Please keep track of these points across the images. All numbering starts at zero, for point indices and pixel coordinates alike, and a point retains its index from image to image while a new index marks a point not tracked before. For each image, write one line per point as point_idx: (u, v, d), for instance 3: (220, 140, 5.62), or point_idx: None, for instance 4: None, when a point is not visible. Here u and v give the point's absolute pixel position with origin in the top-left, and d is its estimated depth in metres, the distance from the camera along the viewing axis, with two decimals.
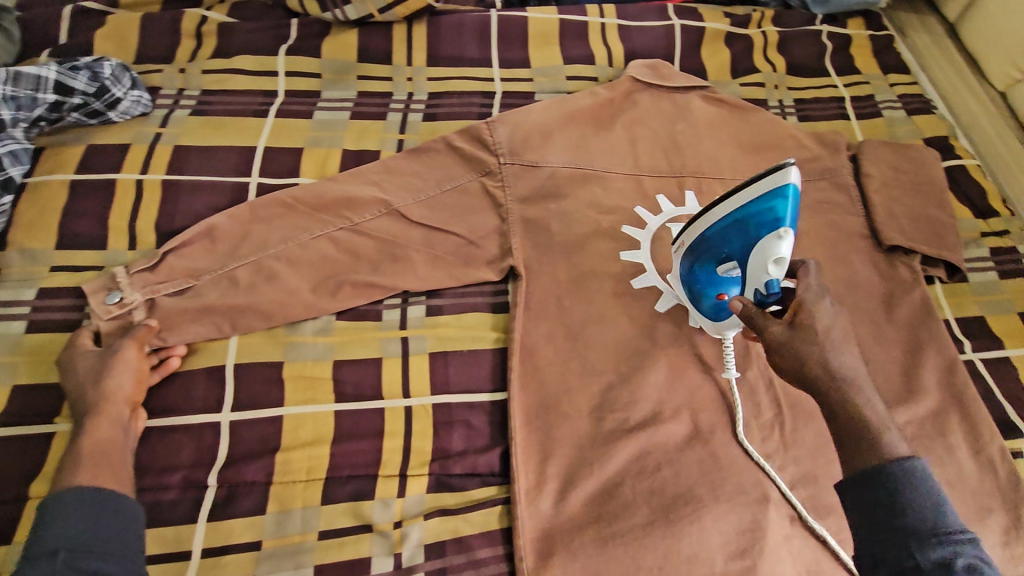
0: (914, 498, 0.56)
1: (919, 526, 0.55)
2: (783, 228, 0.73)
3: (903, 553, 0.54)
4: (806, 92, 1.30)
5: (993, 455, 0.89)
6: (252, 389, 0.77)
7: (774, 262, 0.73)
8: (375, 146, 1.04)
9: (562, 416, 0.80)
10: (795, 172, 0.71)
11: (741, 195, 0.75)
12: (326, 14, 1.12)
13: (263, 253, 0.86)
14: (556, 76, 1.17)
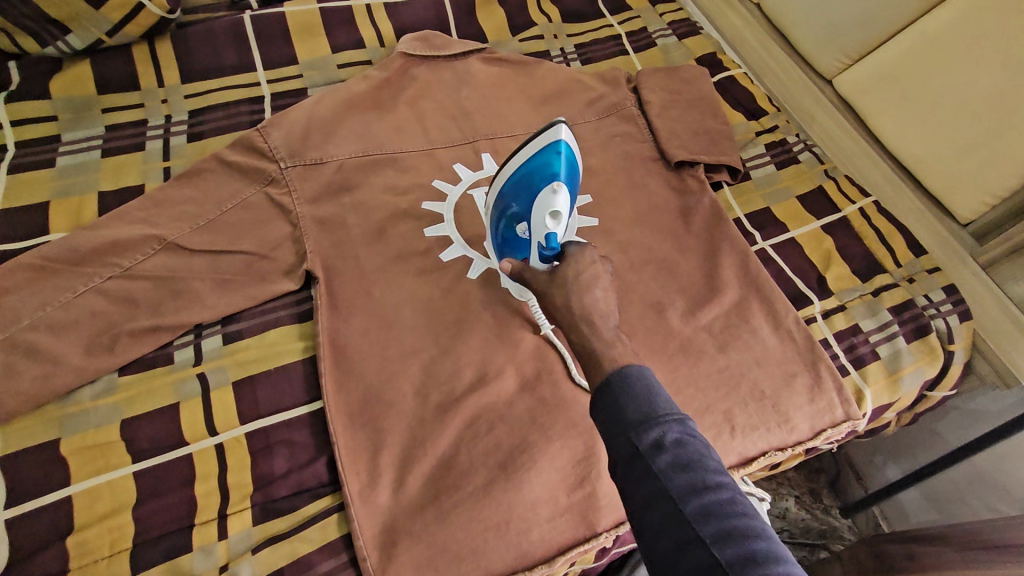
0: (628, 390, 0.54)
1: (637, 417, 0.52)
2: (558, 184, 0.76)
3: (624, 445, 0.51)
4: (584, 36, 1.36)
5: (790, 326, 0.95)
6: (28, 479, 0.68)
7: (550, 216, 0.76)
8: (137, 181, 0.95)
9: (386, 406, 0.78)
10: (565, 130, 0.75)
11: (521, 152, 0.77)
12: (49, 50, 0.99)
13: (14, 326, 0.77)
14: (327, 67, 1.13)
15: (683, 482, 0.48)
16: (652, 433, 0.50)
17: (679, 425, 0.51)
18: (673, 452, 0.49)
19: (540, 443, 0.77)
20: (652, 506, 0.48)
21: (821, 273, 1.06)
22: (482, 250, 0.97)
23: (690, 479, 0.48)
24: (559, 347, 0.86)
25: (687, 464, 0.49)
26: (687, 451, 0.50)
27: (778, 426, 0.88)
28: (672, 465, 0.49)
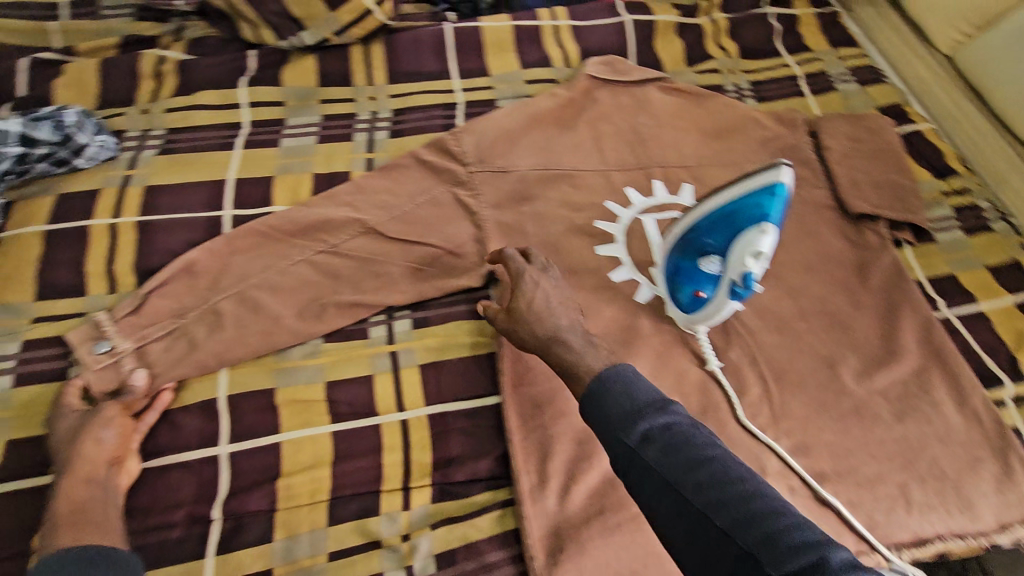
0: (630, 390, 0.64)
1: (621, 418, 0.62)
2: (768, 225, 0.74)
3: (619, 447, 0.61)
4: (760, 74, 1.33)
5: (977, 406, 0.89)
6: (248, 421, 0.78)
7: (753, 256, 0.76)
8: (345, 167, 1.05)
9: (557, 412, 0.82)
10: (786, 171, 0.73)
11: (731, 188, 0.77)
12: (283, 42, 1.13)
13: (243, 285, 0.86)
14: (515, 81, 1.19)
15: (696, 474, 0.58)
16: (645, 427, 0.61)
17: (675, 415, 0.62)
18: (670, 443, 0.60)
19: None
20: (662, 497, 0.58)
21: (1014, 354, 0.98)
22: (649, 274, 0.98)
23: (696, 466, 0.58)
24: (725, 385, 0.88)
25: (692, 457, 0.59)
26: (688, 443, 0.60)
27: (960, 511, 0.83)
28: (678, 457, 0.59)
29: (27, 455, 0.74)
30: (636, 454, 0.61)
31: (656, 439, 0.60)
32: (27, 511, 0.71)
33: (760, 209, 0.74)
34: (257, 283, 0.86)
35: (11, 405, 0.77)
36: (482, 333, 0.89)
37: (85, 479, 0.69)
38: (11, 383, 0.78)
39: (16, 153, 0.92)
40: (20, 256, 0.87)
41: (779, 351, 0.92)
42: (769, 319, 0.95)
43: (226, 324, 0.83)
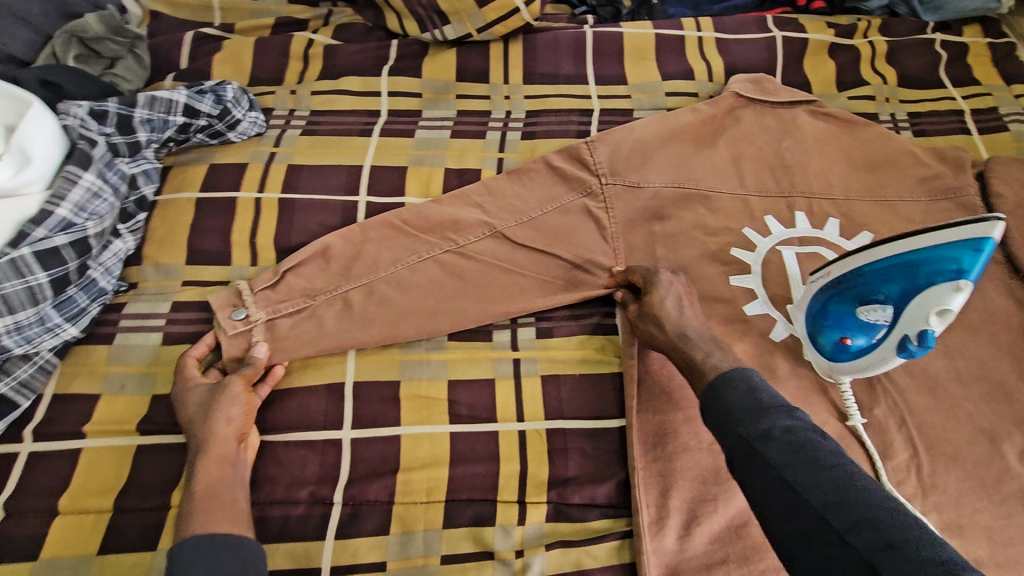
0: (754, 390, 0.63)
1: (746, 411, 0.61)
2: (963, 282, 0.70)
3: (737, 440, 0.60)
4: (920, 105, 1.22)
5: None
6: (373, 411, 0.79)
7: (938, 313, 0.71)
8: (477, 165, 1.04)
9: (683, 445, 0.77)
10: (998, 229, 0.68)
11: (928, 236, 0.70)
12: (425, 35, 1.12)
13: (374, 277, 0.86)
14: (655, 92, 1.15)
15: (816, 475, 0.55)
16: (767, 423, 0.59)
17: (802, 421, 0.59)
18: (796, 443, 0.57)
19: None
20: (777, 493, 0.55)
21: None
22: (785, 310, 0.92)
23: (822, 470, 0.55)
24: (867, 442, 0.81)
25: (817, 459, 0.56)
26: (810, 445, 0.57)
27: None
28: (804, 459, 0.56)
29: (168, 413, 0.77)
30: (757, 449, 0.58)
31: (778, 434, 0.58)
32: (168, 465, 0.74)
33: (960, 266, 0.69)
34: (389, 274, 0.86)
35: (160, 361, 0.80)
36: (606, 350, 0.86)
37: (217, 458, 0.70)
38: (160, 340, 0.82)
39: (179, 122, 0.95)
40: (175, 220, 0.92)
41: (932, 414, 0.84)
42: (919, 377, 0.87)
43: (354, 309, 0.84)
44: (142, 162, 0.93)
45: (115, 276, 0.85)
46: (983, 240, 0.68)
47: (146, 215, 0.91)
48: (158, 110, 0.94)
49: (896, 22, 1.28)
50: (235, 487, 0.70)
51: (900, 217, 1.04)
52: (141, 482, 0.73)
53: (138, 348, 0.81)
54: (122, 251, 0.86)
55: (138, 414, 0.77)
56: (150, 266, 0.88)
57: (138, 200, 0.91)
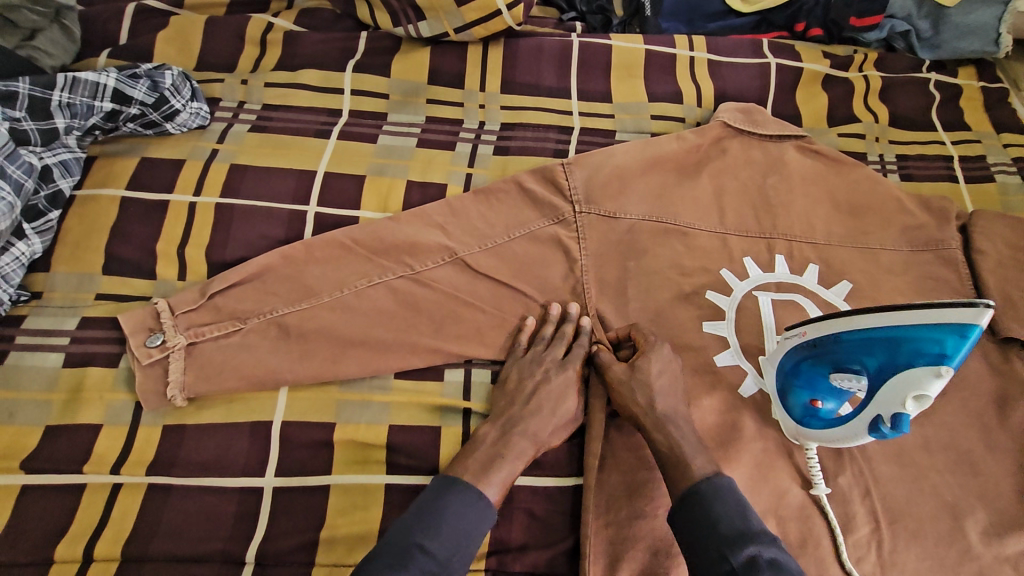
0: (743, 508, 0.63)
1: (732, 533, 0.61)
2: (944, 368, 0.65)
3: (720, 563, 0.59)
4: (910, 147, 1.17)
5: None
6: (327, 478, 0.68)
7: (915, 398, 0.67)
8: (442, 180, 0.96)
9: (636, 510, 0.71)
10: (988, 316, 0.63)
11: (911, 313, 0.66)
12: (398, 30, 1.02)
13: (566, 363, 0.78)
14: (640, 113, 1.08)
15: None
16: (754, 551, 0.60)
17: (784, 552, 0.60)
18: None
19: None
20: None
21: None
22: (757, 362, 0.86)
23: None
24: (830, 515, 0.77)
25: None
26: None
27: None
28: None
29: (62, 448, 0.68)
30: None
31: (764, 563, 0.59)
32: (57, 512, 0.65)
33: (943, 350, 0.64)
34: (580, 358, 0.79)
35: (59, 387, 0.71)
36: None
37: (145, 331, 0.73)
38: (60, 362, 0.73)
39: (107, 109, 0.85)
40: (93, 221, 0.81)
41: (898, 486, 0.79)
42: (886, 444, 0.81)
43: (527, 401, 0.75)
44: (60, 151, 0.83)
45: (13, 284, 0.75)
46: (969, 326, 0.63)
47: (60, 213, 0.81)
48: (81, 94, 0.83)
49: (892, 57, 1.23)
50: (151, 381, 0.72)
51: (881, 267, 0.99)
52: (22, 529, 0.64)
53: (34, 371, 0.72)
54: (26, 255, 0.76)
55: (25, 450, 0.67)
56: (59, 273, 0.78)
57: (51, 195, 0.80)
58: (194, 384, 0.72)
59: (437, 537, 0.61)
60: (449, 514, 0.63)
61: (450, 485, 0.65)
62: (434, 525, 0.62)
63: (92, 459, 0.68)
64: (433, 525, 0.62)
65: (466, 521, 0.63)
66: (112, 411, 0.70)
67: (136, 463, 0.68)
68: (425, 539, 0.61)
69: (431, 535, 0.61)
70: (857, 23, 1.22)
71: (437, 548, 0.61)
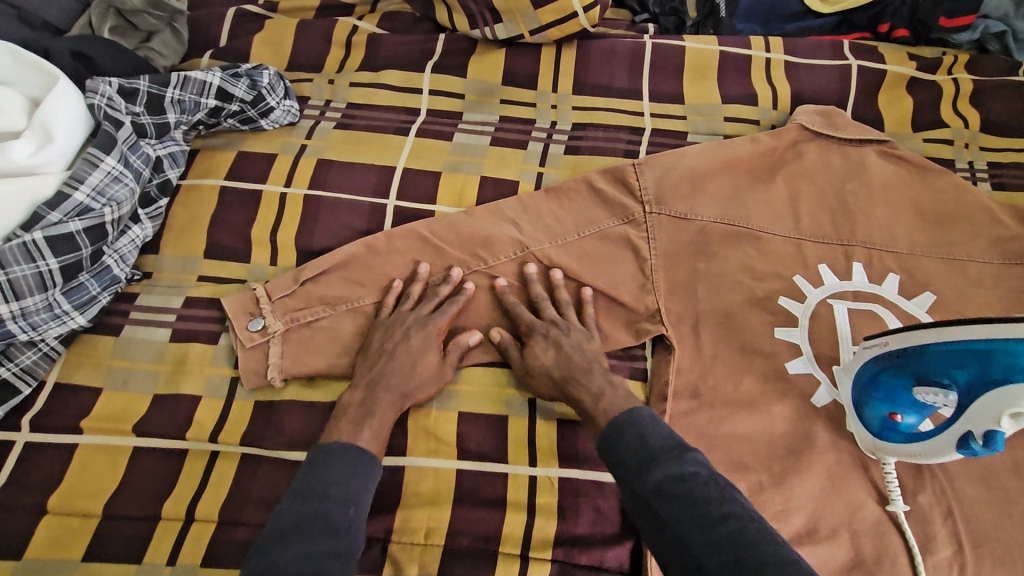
0: (645, 435, 0.65)
1: (636, 462, 0.63)
2: None
3: (632, 494, 0.62)
4: (1004, 155, 1.11)
5: None
6: (383, 400, 0.72)
7: (1011, 416, 0.64)
8: (514, 177, 0.98)
9: None
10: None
11: (1008, 327, 0.63)
12: (475, 33, 1.05)
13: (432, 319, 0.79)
14: (713, 115, 1.07)
15: (705, 526, 0.56)
16: (659, 476, 0.61)
17: (695, 466, 0.61)
18: (687, 494, 0.59)
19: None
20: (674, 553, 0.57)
21: None
22: (831, 372, 0.84)
23: (709, 522, 0.57)
24: (909, 535, 0.74)
25: (710, 515, 0.57)
26: (703, 497, 0.58)
27: None
28: (693, 517, 0.57)
29: (167, 414, 0.74)
30: (650, 505, 0.60)
31: (671, 490, 0.60)
32: (162, 473, 0.71)
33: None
34: (450, 312, 0.80)
35: (166, 359, 0.78)
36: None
37: (248, 314, 0.79)
38: (167, 337, 0.79)
39: (211, 106, 0.92)
40: (197, 208, 0.88)
41: (984, 509, 0.75)
42: (972, 464, 0.78)
43: (414, 353, 0.76)
44: (169, 144, 0.90)
45: (129, 264, 0.82)
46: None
47: (168, 200, 0.88)
48: (189, 92, 0.90)
49: (985, 60, 1.17)
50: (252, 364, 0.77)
51: (968, 280, 0.94)
52: (133, 486, 0.70)
53: (145, 343, 0.78)
54: (140, 238, 0.83)
55: (136, 414, 0.74)
56: (166, 256, 0.85)
57: (161, 184, 0.87)
58: (292, 369, 0.77)
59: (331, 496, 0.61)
60: (335, 473, 0.63)
61: (328, 450, 0.65)
62: (324, 486, 0.61)
63: (193, 426, 0.74)
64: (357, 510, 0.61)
65: (355, 475, 0.64)
66: (211, 384, 0.76)
67: (231, 432, 0.74)
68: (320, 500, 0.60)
69: (355, 517, 0.61)
70: (947, 23, 1.17)
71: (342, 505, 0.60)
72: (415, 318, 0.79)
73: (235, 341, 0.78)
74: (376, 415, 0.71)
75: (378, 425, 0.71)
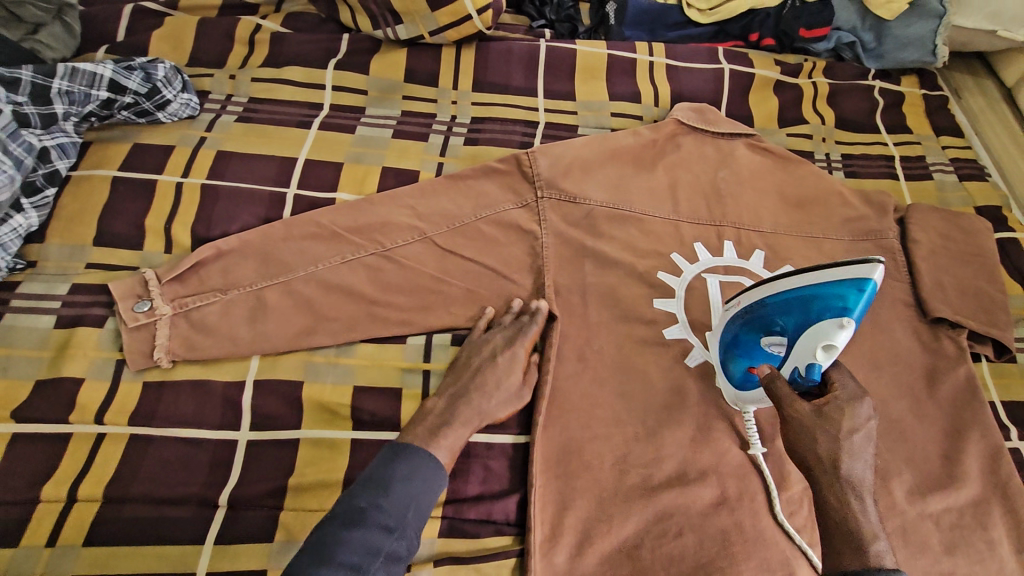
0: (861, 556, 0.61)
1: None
2: (848, 321, 0.71)
3: None
4: (855, 147, 1.26)
5: (1004, 555, 0.86)
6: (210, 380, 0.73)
7: (824, 348, 0.71)
8: (416, 167, 1.03)
9: (584, 465, 0.80)
10: (880, 271, 0.71)
11: (820, 273, 0.73)
12: (377, 32, 1.10)
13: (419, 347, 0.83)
14: (601, 111, 1.16)
15: None
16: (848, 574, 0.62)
17: None
18: None
19: (722, 565, 0.77)
20: None
21: None
22: (703, 337, 0.93)
23: None
24: (767, 474, 0.82)
25: None
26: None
27: None
28: None
29: (49, 398, 0.73)
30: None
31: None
32: (44, 458, 0.70)
33: (845, 303, 0.71)
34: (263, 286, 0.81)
35: (50, 345, 0.77)
36: None
37: (135, 297, 0.79)
38: (52, 324, 0.78)
39: (102, 98, 0.92)
40: (87, 198, 0.88)
41: None
42: None
43: None
44: (57, 135, 0.90)
45: (11, 253, 0.81)
46: (865, 280, 0.71)
47: (56, 191, 0.87)
48: (79, 83, 0.90)
49: (840, 66, 1.33)
50: (142, 349, 0.77)
51: (824, 254, 1.07)
52: (12, 471, 0.69)
53: (27, 330, 0.77)
54: (23, 228, 0.83)
55: (17, 400, 0.73)
56: (53, 244, 0.84)
57: (48, 174, 0.87)
58: (179, 349, 0.78)
59: (390, 494, 0.67)
60: (397, 473, 0.69)
61: (402, 447, 0.71)
62: (387, 489, 0.67)
63: (77, 409, 0.73)
64: (412, 514, 0.67)
65: (416, 475, 0.69)
66: (96, 367, 0.76)
67: (118, 414, 0.74)
68: (376, 500, 0.66)
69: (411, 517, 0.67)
70: (806, 35, 1.32)
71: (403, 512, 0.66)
72: (258, 299, 0.82)
73: (123, 331, 0.78)
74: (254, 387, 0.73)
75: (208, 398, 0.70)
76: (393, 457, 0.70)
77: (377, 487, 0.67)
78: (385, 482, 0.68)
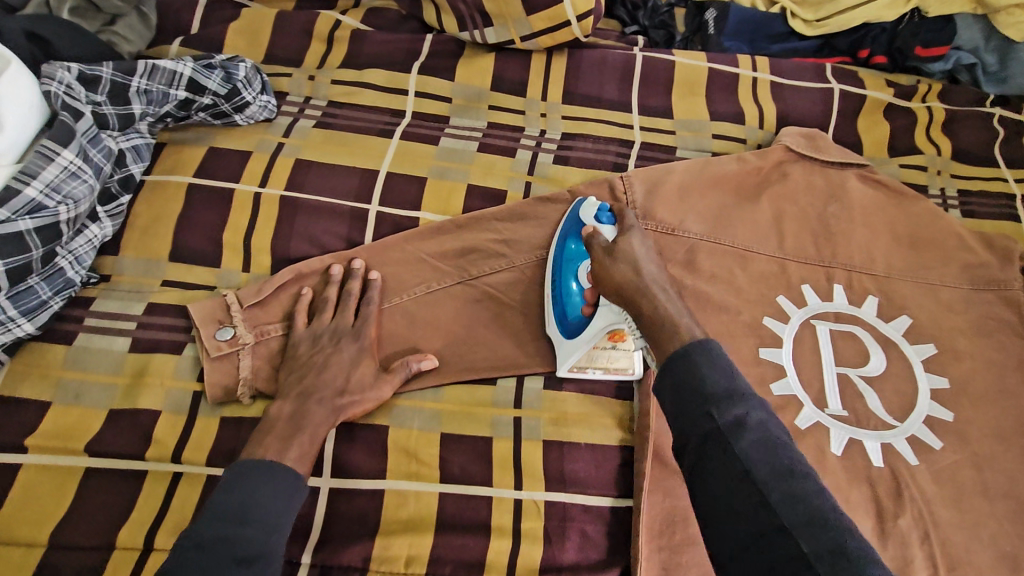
0: (700, 374, 0.56)
1: (717, 392, 0.55)
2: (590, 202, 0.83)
3: (703, 420, 0.54)
4: (972, 183, 1.14)
5: None
6: (315, 414, 0.69)
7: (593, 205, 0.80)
8: (502, 186, 0.95)
9: (691, 535, 0.71)
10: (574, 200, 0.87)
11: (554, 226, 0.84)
12: (463, 34, 1.02)
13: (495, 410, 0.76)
14: (702, 132, 1.07)
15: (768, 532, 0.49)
16: (739, 410, 0.54)
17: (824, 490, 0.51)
18: (770, 443, 0.52)
19: None
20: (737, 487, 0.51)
21: None
22: (813, 394, 0.86)
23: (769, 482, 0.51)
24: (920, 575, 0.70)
25: (789, 466, 0.52)
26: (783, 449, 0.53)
27: None
28: (771, 460, 0.52)
29: (121, 430, 0.70)
30: (723, 437, 0.53)
31: (687, 359, 0.58)
32: (119, 495, 0.67)
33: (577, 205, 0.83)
34: (374, 314, 0.77)
35: (124, 371, 0.73)
36: (604, 415, 0.78)
37: (215, 323, 0.75)
38: (127, 347, 0.75)
39: (181, 98, 0.86)
40: (161, 208, 0.82)
41: (958, 532, 0.80)
42: (946, 487, 0.82)
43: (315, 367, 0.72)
44: (133, 136, 0.84)
45: (85, 267, 0.77)
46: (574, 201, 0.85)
47: (130, 197, 0.82)
48: (158, 81, 0.84)
49: (956, 90, 1.21)
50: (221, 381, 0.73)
51: (940, 304, 0.96)
52: (86, 506, 0.66)
53: (101, 353, 0.74)
54: (98, 238, 0.78)
55: (88, 432, 0.69)
56: (127, 257, 0.80)
57: (123, 179, 0.82)
58: (263, 383, 0.74)
59: (249, 520, 0.57)
60: (256, 494, 0.60)
61: (251, 467, 0.62)
62: (245, 510, 0.58)
63: (153, 444, 0.69)
64: (276, 537, 0.59)
65: (275, 497, 0.61)
66: (172, 399, 0.72)
67: (195, 451, 0.70)
68: (231, 524, 0.56)
69: (274, 544, 0.58)
70: (923, 53, 1.20)
71: (264, 532, 0.57)
72: (335, 329, 0.75)
73: (203, 361, 0.74)
74: (307, 429, 0.68)
75: (307, 440, 0.67)
76: (241, 477, 0.61)
77: (232, 512, 0.57)
78: (241, 505, 0.58)
